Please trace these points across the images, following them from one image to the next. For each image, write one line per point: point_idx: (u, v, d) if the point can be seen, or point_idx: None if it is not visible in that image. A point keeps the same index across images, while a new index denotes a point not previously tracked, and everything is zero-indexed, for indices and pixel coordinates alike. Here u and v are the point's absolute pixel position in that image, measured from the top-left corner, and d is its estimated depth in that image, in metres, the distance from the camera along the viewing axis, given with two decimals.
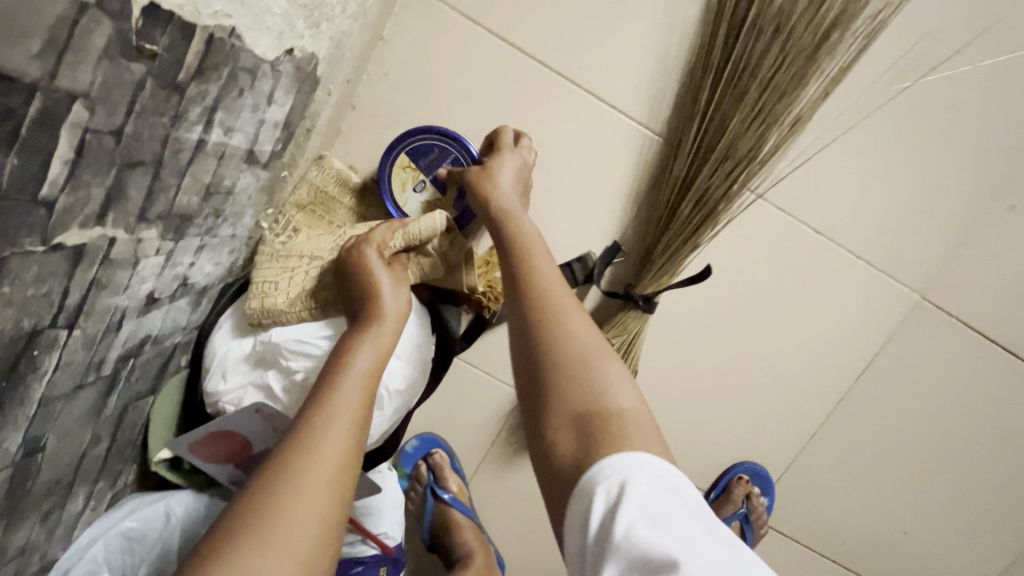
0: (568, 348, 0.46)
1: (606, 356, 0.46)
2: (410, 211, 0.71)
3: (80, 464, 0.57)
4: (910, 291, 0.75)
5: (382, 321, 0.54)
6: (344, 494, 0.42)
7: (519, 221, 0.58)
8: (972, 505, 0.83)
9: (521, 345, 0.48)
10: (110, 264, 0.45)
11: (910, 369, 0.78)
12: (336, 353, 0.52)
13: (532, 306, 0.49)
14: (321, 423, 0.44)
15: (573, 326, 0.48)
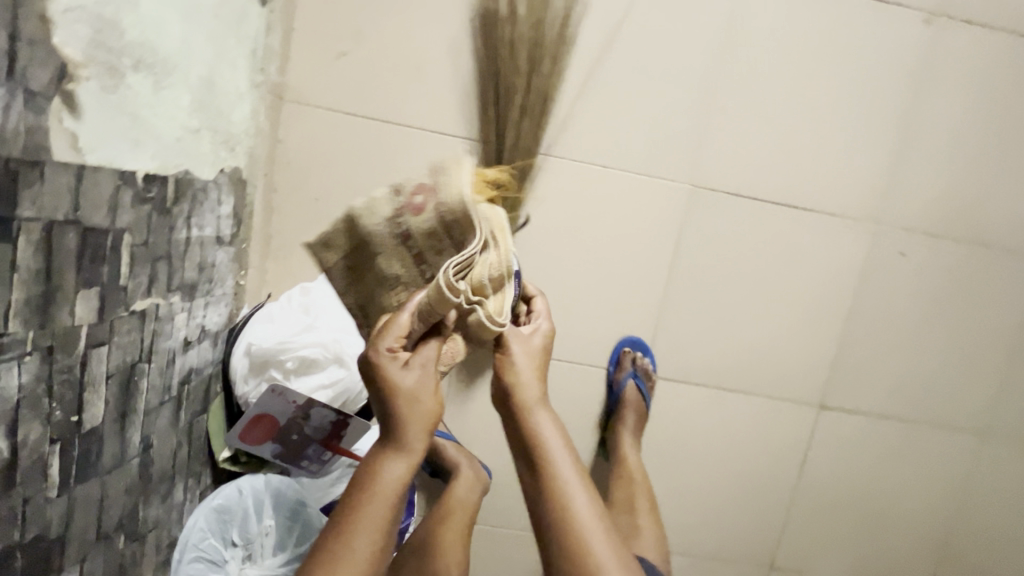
0: (549, 477, 0.74)
1: (574, 486, 0.74)
2: None
3: (174, 461, 0.89)
4: (682, 184, 1.09)
5: (412, 428, 0.69)
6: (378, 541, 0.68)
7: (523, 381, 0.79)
8: (790, 313, 1.16)
9: (550, 514, 0.73)
10: (160, 320, 0.78)
11: (708, 235, 1.11)
12: (370, 463, 0.70)
13: (556, 483, 0.74)
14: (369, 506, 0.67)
15: (589, 527, 0.73)
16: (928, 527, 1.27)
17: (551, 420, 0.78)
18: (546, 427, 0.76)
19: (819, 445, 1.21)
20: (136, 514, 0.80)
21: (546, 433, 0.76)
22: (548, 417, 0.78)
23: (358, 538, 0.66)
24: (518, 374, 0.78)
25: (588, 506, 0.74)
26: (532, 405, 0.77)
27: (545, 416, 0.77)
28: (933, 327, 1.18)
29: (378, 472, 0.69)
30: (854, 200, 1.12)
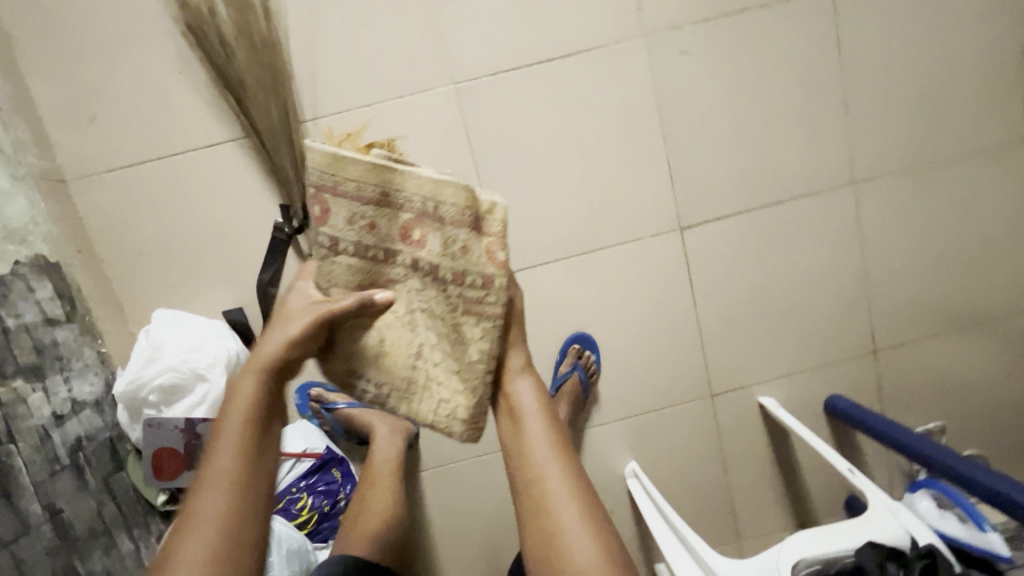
0: (527, 438, 0.87)
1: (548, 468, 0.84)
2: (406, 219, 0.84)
3: (103, 517, 0.99)
4: (447, 86, 1.11)
5: (255, 375, 0.76)
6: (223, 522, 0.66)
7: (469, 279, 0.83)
8: (608, 157, 1.17)
9: (518, 454, 0.87)
10: (8, 405, 0.87)
11: (495, 123, 1.13)
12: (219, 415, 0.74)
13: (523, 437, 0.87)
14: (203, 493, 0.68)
15: (546, 465, 0.84)
16: (842, 294, 1.26)
17: (529, 386, 0.91)
18: (523, 388, 0.90)
19: (697, 265, 1.22)
20: (74, 569, 0.91)
21: (523, 395, 0.90)
22: (526, 380, 0.91)
23: (210, 491, 0.67)
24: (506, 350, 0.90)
25: (550, 452, 0.85)
26: (512, 368, 0.91)
27: (523, 381, 0.91)
28: (752, 106, 1.16)
29: (224, 426, 0.73)
30: (613, 24, 1.11)
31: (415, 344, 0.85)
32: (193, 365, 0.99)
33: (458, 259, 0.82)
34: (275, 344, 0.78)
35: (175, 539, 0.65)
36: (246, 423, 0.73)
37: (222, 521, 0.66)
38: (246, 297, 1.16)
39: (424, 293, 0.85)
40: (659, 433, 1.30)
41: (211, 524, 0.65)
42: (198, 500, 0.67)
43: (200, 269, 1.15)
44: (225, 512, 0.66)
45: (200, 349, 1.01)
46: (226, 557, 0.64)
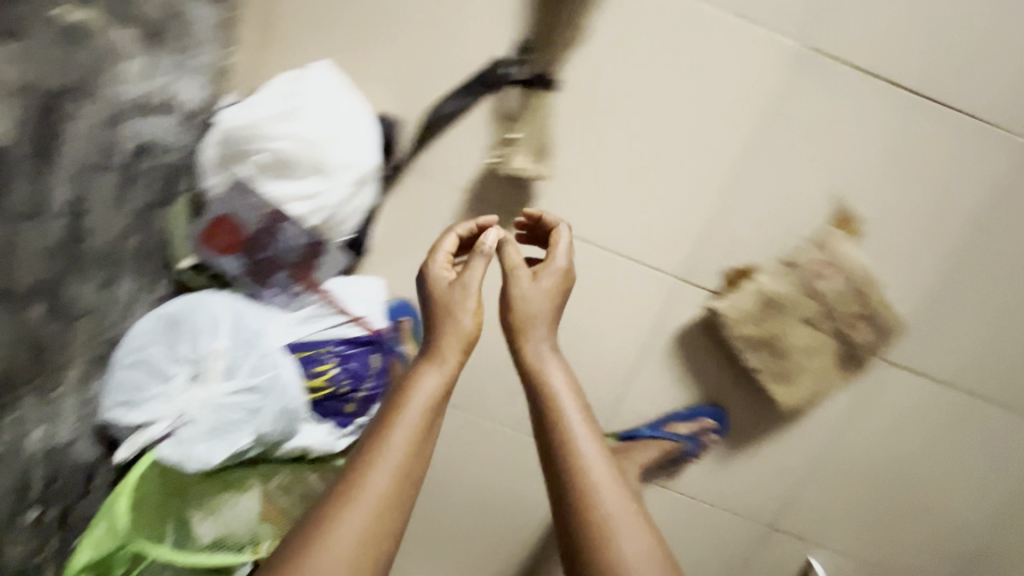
0: (557, 430, 0.72)
1: (592, 469, 0.69)
2: (846, 318, 0.87)
3: (120, 247, 0.76)
4: (791, 41, 0.84)
5: (428, 364, 0.75)
6: (381, 521, 0.67)
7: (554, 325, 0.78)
8: (884, 242, 0.92)
9: (541, 437, 0.73)
10: (101, 53, 0.62)
11: (804, 119, 0.87)
12: (399, 386, 0.74)
13: (558, 432, 0.72)
14: (370, 470, 0.68)
15: (593, 464, 0.70)
16: (968, 528, 1.08)
17: (561, 374, 0.76)
18: (556, 379, 0.75)
19: (870, 409, 1.01)
20: (61, 288, 0.69)
21: (557, 383, 0.74)
22: (562, 373, 0.76)
23: (374, 478, 0.67)
24: (515, 280, 0.78)
25: (602, 458, 0.70)
26: (540, 348, 0.77)
27: (559, 372, 0.76)
28: None
29: (400, 419, 0.70)
30: (1011, 105, 0.85)
31: (806, 372, 0.91)
32: (326, 155, 0.75)
33: (865, 356, 0.90)
34: (450, 337, 0.76)
35: (332, 496, 0.67)
36: (423, 426, 0.71)
37: (383, 496, 0.67)
38: (404, 111, 0.90)
39: (833, 351, 0.90)
40: (694, 532, 1.12)
41: (372, 502, 0.66)
42: (359, 484, 0.67)
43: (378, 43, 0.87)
44: (386, 494, 0.67)
45: (346, 143, 0.76)
46: (392, 517, 0.68)
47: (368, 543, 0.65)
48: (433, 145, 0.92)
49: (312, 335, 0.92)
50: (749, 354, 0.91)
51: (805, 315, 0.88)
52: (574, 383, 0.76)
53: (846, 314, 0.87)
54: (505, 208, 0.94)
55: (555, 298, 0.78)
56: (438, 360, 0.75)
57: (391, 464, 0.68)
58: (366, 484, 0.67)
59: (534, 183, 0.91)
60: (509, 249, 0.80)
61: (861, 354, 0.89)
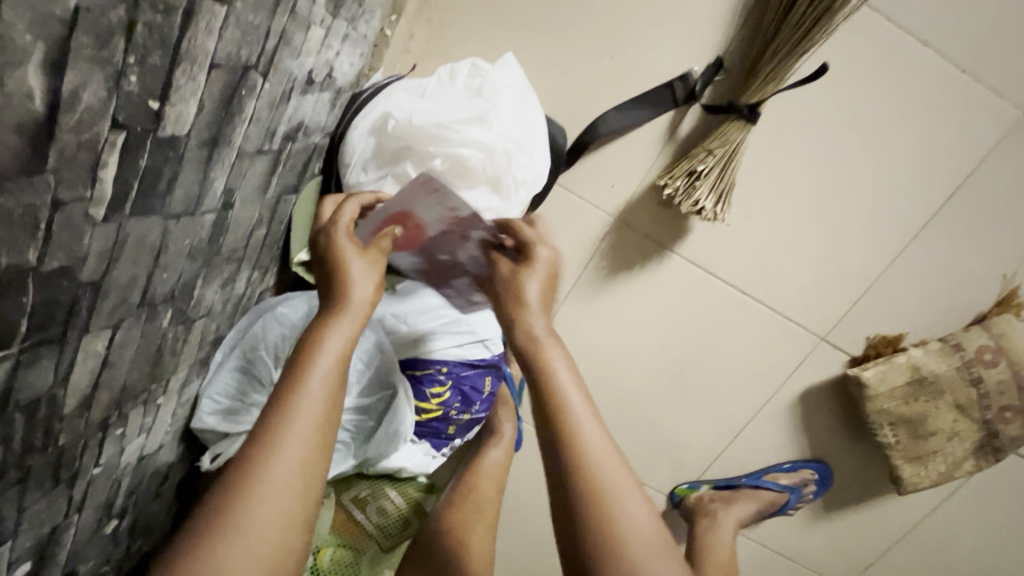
0: (554, 417, 0.51)
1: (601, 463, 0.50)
2: (996, 408, 0.83)
3: (248, 240, 0.65)
4: (1014, 110, 0.76)
5: (346, 320, 0.54)
6: (291, 525, 0.47)
7: (530, 322, 0.55)
8: None
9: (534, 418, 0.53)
10: (294, 17, 0.49)
11: (1001, 197, 0.80)
12: (304, 341, 0.52)
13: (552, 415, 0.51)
14: (267, 459, 0.47)
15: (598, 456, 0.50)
16: None
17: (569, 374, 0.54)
18: (562, 372, 0.53)
19: (980, 493, 0.98)
20: (192, 288, 0.58)
21: (548, 348, 0.54)
22: (570, 364, 0.54)
23: (289, 437, 0.48)
24: (528, 275, 0.56)
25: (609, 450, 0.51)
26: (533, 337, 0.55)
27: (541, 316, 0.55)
28: None
29: (313, 366, 0.51)
30: None
31: (938, 454, 0.86)
32: (507, 170, 0.64)
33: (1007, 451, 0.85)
34: (364, 283, 0.56)
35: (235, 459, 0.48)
36: (337, 377, 0.52)
37: (295, 467, 0.48)
38: (568, 117, 0.79)
39: (974, 439, 0.85)
40: None
41: (292, 466, 0.48)
42: (274, 439, 0.48)
43: (556, 34, 0.75)
44: (308, 452, 0.49)
45: (526, 160, 0.66)
46: (315, 480, 0.49)
47: (284, 531, 0.47)
48: (591, 159, 0.82)
49: (429, 352, 0.82)
50: (884, 428, 0.87)
51: (953, 396, 0.84)
52: (556, 334, 0.55)
53: (997, 404, 0.83)
54: (654, 238, 0.85)
55: (548, 291, 0.57)
56: (345, 310, 0.54)
57: (300, 424, 0.49)
58: (281, 440, 0.48)
59: (696, 217, 0.82)
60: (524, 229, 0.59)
61: (1003, 448, 0.85)
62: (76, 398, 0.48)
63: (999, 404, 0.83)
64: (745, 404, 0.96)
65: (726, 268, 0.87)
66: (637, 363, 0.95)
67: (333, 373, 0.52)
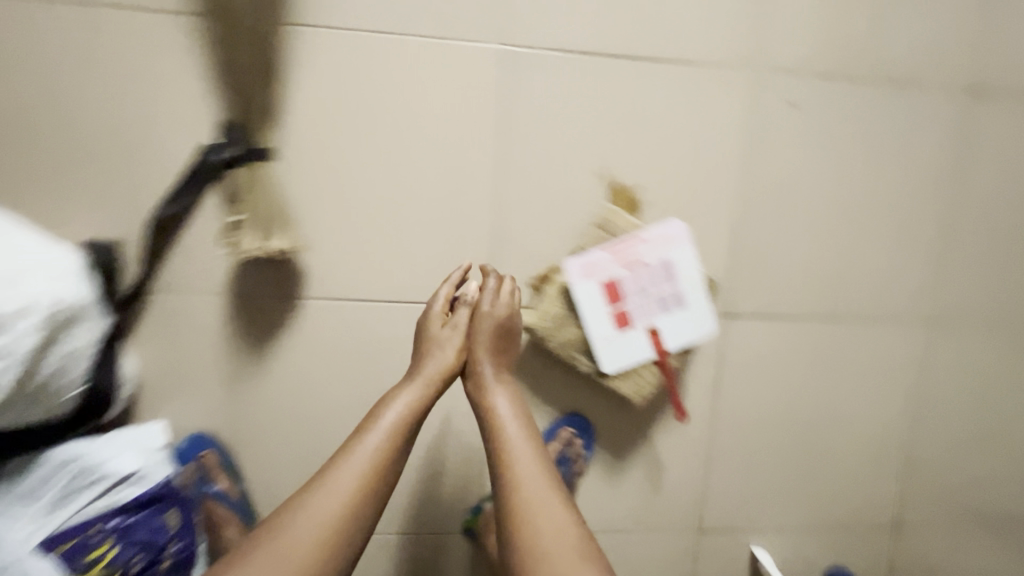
0: (514, 503, 0.68)
1: (551, 530, 0.66)
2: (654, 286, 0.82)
3: None
4: (494, 46, 0.82)
5: (415, 384, 0.73)
6: None
7: (514, 430, 0.72)
8: (665, 201, 0.90)
9: (510, 502, 0.68)
10: None
11: (538, 115, 0.85)
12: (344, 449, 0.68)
13: (513, 484, 0.69)
14: (285, 526, 0.63)
15: (520, 455, 0.70)
16: (875, 449, 1.04)
17: (507, 399, 0.75)
18: (500, 406, 0.74)
19: (728, 367, 0.96)
20: None
21: (502, 413, 0.73)
22: (507, 398, 0.75)
23: (303, 517, 0.63)
24: (493, 407, 0.74)
25: (539, 473, 0.69)
26: (484, 372, 0.76)
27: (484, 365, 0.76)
28: (840, 197, 0.95)
29: (375, 424, 0.70)
30: (712, 46, 0.88)
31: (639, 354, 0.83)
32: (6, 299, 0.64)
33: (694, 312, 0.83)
34: (432, 365, 0.75)
35: (259, 546, 0.62)
36: (394, 436, 0.69)
37: (335, 517, 0.63)
38: (122, 230, 0.80)
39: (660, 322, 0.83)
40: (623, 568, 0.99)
41: (318, 523, 0.63)
42: (282, 525, 0.63)
43: (67, 169, 0.78)
44: (348, 504, 0.64)
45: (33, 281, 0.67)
46: (340, 529, 0.64)
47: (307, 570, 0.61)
48: (168, 256, 0.81)
49: (71, 520, 0.74)
50: (577, 357, 0.83)
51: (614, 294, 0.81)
52: (530, 421, 0.74)
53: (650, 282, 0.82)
54: (274, 293, 0.84)
55: (498, 330, 0.78)
56: (417, 380, 0.74)
57: (357, 466, 0.66)
58: (286, 527, 0.62)
59: (291, 257, 0.82)
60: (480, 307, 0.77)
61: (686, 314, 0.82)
62: None
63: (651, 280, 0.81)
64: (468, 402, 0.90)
65: (360, 287, 0.86)
66: (343, 418, 0.89)
67: (359, 465, 0.66)
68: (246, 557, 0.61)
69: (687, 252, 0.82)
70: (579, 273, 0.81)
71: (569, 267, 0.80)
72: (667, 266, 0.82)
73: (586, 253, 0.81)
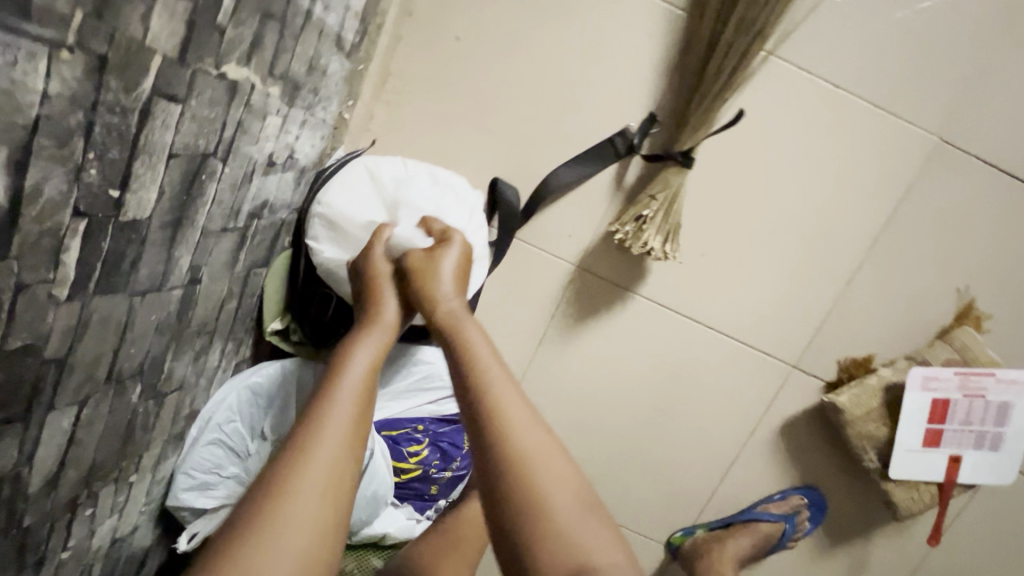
0: (513, 475, 0.50)
1: (527, 448, 0.52)
2: (982, 423, 0.82)
3: (220, 312, 0.68)
4: (931, 136, 0.81)
5: (374, 334, 0.63)
6: (325, 516, 0.48)
7: (484, 363, 0.58)
8: (1005, 341, 0.89)
9: (495, 466, 0.52)
10: (249, 110, 0.55)
11: (935, 213, 0.84)
12: (333, 363, 0.58)
13: (490, 404, 0.54)
14: (302, 439, 0.51)
15: (509, 396, 0.55)
16: None
17: (480, 334, 0.62)
18: (476, 340, 0.61)
19: (975, 511, 0.96)
20: (161, 363, 0.60)
21: (478, 344, 0.60)
22: (480, 331, 0.62)
23: (325, 434, 0.51)
24: (436, 273, 0.66)
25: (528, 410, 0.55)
26: (445, 293, 0.65)
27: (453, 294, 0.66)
28: None
29: (343, 379, 0.56)
30: None
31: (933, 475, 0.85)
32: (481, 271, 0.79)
33: (1007, 463, 0.83)
34: (390, 307, 0.66)
35: (275, 467, 0.49)
36: (366, 391, 0.57)
37: (338, 448, 0.51)
38: (523, 175, 0.86)
39: (970, 455, 0.83)
40: None
41: (337, 446, 0.51)
42: (305, 446, 0.50)
43: (501, 106, 0.84)
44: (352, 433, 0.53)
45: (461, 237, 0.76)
46: (347, 472, 0.51)
47: (327, 518, 0.48)
48: (547, 212, 0.86)
49: (400, 412, 0.83)
50: (869, 452, 0.86)
51: (943, 414, 0.82)
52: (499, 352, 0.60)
53: (981, 418, 0.82)
54: (617, 279, 0.89)
55: (462, 266, 0.69)
56: (378, 327, 0.64)
57: (353, 390, 0.55)
58: (299, 477, 0.48)
59: (652, 258, 0.86)
60: (440, 257, 0.68)
61: (998, 461, 0.83)
62: (42, 478, 0.49)
63: (984, 417, 0.82)
64: (727, 439, 0.95)
65: (691, 306, 0.89)
66: (613, 406, 0.95)
67: (351, 393, 0.55)
68: (258, 489, 0.48)
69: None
70: (919, 381, 0.82)
71: (915, 372, 0.82)
72: (1004, 409, 0.82)
73: (932, 367, 0.83)
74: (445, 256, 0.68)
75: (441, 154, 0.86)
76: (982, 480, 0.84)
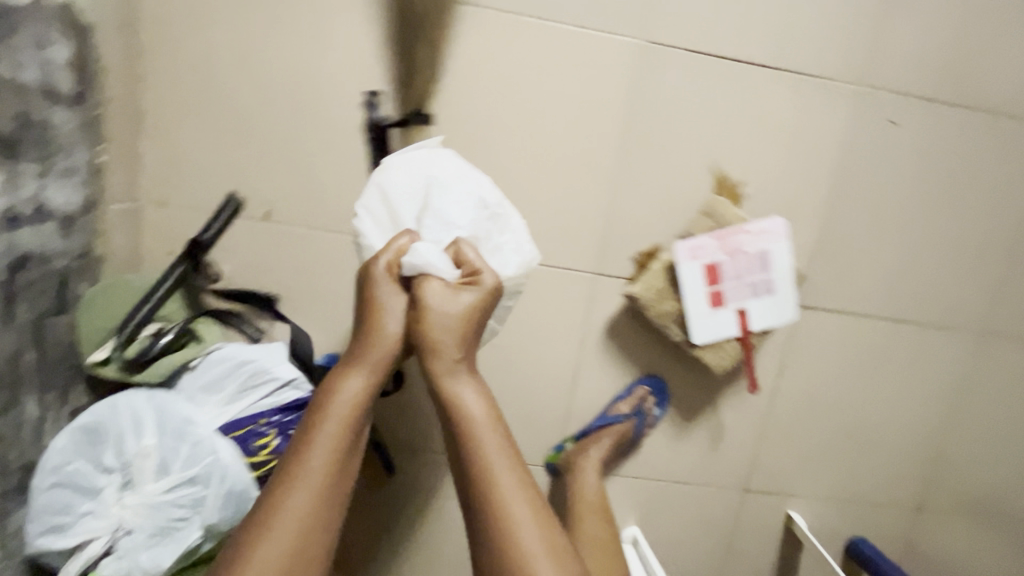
0: (491, 500, 0.68)
1: (507, 503, 0.68)
2: (749, 273, 0.94)
3: (17, 364, 0.73)
4: (633, 41, 0.92)
5: (370, 355, 0.72)
6: (303, 541, 0.64)
7: (483, 439, 0.71)
8: (764, 198, 1.00)
9: (478, 489, 0.69)
10: None
11: (662, 107, 0.95)
12: (320, 401, 0.71)
13: (479, 455, 0.70)
14: (295, 482, 0.66)
15: (497, 457, 0.70)
16: (914, 443, 1.15)
17: (473, 391, 0.74)
18: (472, 405, 0.73)
19: (793, 352, 1.08)
20: None
21: (468, 402, 0.73)
22: (473, 390, 0.74)
23: (312, 460, 0.67)
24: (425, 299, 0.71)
25: (506, 455, 0.71)
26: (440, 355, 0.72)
27: (448, 337, 0.72)
28: (924, 211, 1.04)
29: (332, 411, 0.70)
30: (830, 59, 0.96)
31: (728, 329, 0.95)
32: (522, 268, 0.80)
33: (782, 302, 0.95)
34: (393, 324, 0.73)
35: (271, 493, 0.65)
36: (349, 418, 0.70)
37: (322, 474, 0.67)
38: (296, 171, 0.93)
39: (750, 304, 0.95)
40: (674, 513, 1.13)
41: (320, 476, 0.66)
42: (296, 476, 0.66)
43: (255, 114, 0.91)
44: (323, 480, 0.67)
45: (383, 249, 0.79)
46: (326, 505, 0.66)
47: (312, 525, 0.65)
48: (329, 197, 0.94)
49: (241, 412, 0.88)
50: (672, 327, 0.96)
51: (714, 274, 0.94)
52: (486, 403, 0.73)
53: (746, 269, 0.95)
54: None
55: (475, 305, 0.72)
56: (381, 344, 0.73)
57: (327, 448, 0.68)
58: (287, 502, 0.64)
59: None
60: (376, 296, 0.72)
61: (773, 302, 0.95)
62: None
63: (748, 267, 0.94)
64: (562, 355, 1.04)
65: None
66: None
67: (339, 439, 0.69)
68: (250, 529, 0.64)
69: (781, 248, 0.95)
70: (686, 252, 0.93)
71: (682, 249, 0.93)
72: (761, 256, 0.94)
73: (694, 237, 0.94)
74: (428, 290, 0.71)
75: (216, 171, 0.92)
76: (771, 323, 0.96)
